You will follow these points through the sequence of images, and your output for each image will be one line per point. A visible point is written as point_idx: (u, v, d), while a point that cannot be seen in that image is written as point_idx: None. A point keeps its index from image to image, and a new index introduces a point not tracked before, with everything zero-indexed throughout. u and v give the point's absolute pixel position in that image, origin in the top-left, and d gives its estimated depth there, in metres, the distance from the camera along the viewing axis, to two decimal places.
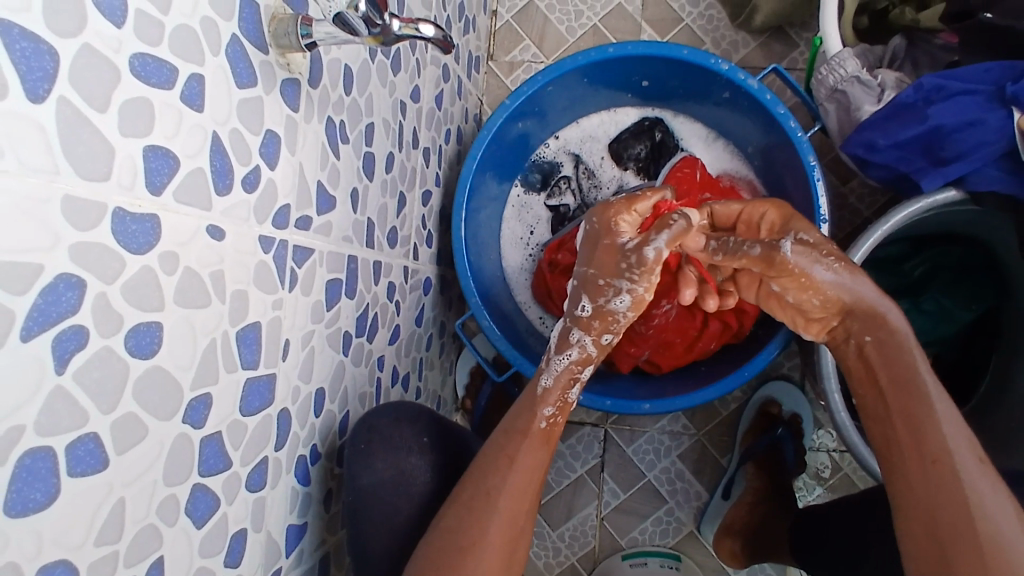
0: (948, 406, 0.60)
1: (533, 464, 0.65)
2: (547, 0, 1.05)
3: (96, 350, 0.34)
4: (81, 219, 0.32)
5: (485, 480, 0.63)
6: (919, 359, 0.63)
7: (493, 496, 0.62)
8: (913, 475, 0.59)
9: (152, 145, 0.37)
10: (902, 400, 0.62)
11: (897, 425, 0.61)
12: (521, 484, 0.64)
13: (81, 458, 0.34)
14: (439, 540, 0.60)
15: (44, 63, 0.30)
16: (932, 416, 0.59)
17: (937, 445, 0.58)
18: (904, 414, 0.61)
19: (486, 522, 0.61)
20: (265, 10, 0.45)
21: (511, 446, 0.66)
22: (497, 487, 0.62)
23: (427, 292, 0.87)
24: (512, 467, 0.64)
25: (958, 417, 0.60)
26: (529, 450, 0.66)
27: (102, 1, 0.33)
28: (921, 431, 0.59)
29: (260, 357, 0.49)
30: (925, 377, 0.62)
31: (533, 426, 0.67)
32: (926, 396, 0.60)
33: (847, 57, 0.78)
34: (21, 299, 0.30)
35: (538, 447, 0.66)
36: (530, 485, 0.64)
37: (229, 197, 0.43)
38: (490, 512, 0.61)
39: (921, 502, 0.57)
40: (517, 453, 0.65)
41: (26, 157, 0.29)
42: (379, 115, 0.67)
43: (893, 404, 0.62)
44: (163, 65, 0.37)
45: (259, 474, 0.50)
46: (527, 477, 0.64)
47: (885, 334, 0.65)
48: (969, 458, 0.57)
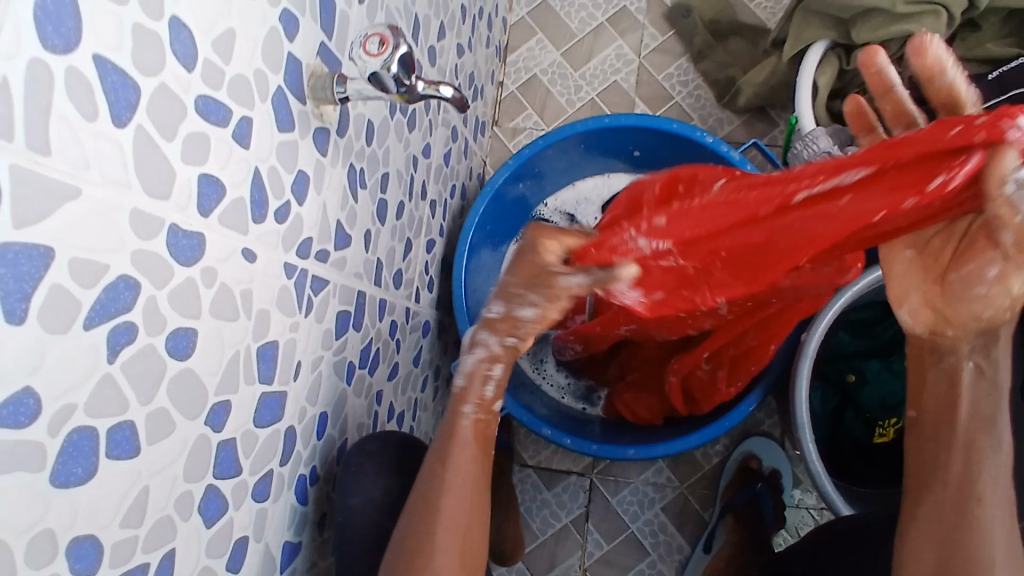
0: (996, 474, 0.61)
1: (467, 466, 0.65)
2: (550, 76, 1.14)
3: (142, 346, 0.38)
4: (143, 230, 0.38)
5: (425, 489, 0.64)
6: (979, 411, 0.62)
7: (434, 500, 0.63)
8: (946, 506, 0.61)
9: (206, 174, 0.42)
10: (970, 442, 0.62)
11: (953, 456, 0.62)
12: (460, 487, 0.64)
13: (118, 442, 0.38)
14: (401, 548, 0.62)
15: (129, 95, 0.36)
16: (992, 472, 0.61)
17: (983, 497, 0.60)
18: (963, 450, 0.62)
19: (434, 528, 0.62)
20: (306, 68, 0.52)
21: (443, 450, 0.66)
22: (436, 490, 0.64)
23: (425, 334, 0.92)
24: (445, 471, 0.64)
25: (1008, 476, 0.62)
26: (461, 457, 0.66)
27: (179, 49, 0.39)
28: (974, 473, 0.61)
29: (275, 374, 0.53)
30: (1006, 438, 0.62)
31: (459, 430, 0.67)
32: (996, 456, 0.62)
33: (820, 135, 0.86)
34: (87, 292, 0.34)
35: (469, 450, 0.66)
36: (467, 484, 0.65)
37: (263, 225, 0.49)
38: (434, 512, 0.63)
39: (944, 530, 0.61)
40: (450, 455, 0.65)
41: (107, 172, 0.35)
42: (394, 165, 0.74)
43: (926, 457, 0.64)
44: (221, 106, 0.43)
45: (264, 486, 0.53)
46: (466, 483, 0.64)
47: (977, 370, 0.62)
48: (1000, 515, 0.60)
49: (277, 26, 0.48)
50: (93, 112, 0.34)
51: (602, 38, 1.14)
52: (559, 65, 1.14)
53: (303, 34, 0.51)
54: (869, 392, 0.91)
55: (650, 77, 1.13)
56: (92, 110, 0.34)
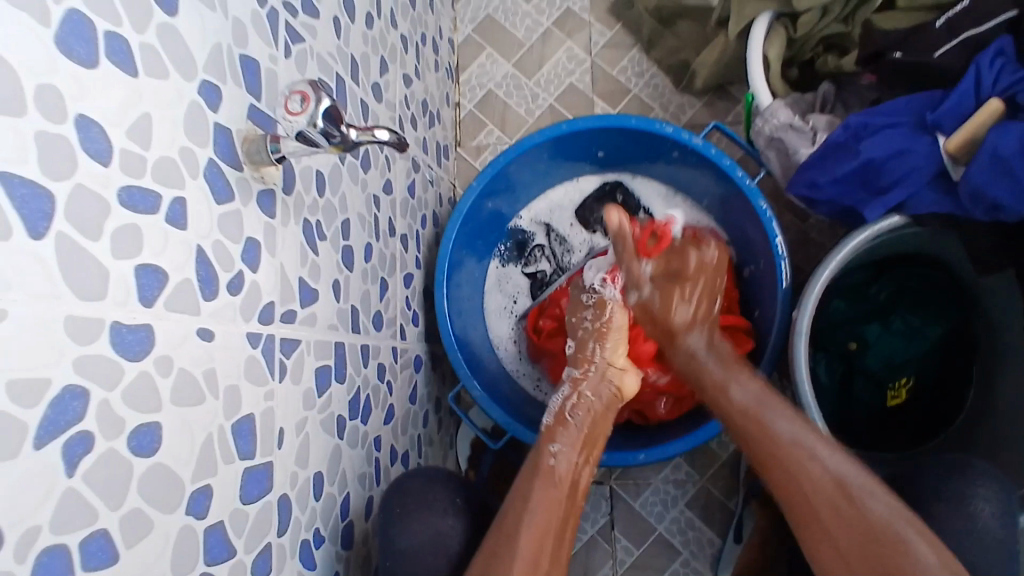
0: (850, 475, 0.67)
1: (550, 501, 0.69)
2: (505, 88, 1.13)
3: (101, 452, 0.38)
4: (83, 334, 0.37)
5: (506, 523, 0.66)
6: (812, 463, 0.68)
7: (510, 537, 0.64)
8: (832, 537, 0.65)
9: (143, 264, 0.41)
10: (791, 486, 0.68)
11: (825, 520, 0.65)
12: (543, 520, 0.67)
13: (92, 554, 0.37)
14: None
15: (43, 205, 0.35)
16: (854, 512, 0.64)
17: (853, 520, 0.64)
18: (820, 516, 0.66)
19: (511, 561, 0.63)
20: (237, 134, 0.51)
21: (528, 485, 0.70)
22: (514, 526, 0.66)
23: (418, 369, 0.91)
24: (528, 503, 0.68)
25: (890, 506, 0.64)
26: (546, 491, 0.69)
27: (91, 147, 0.38)
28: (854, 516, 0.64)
29: (256, 447, 0.52)
30: (830, 475, 0.67)
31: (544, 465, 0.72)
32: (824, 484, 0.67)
33: (778, 108, 0.85)
34: (32, 411, 0.34)
35: (550, 487, 0.70)
36: (552, 519, 0.67)
37: (216, 301, 0.48)
38: (515, 543, 0.64)
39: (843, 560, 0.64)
40: (534, 491, 0.69)
41: (33, 287, 0.34)
42: (354, 210, 0.73)
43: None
44: (148, 193, 0.42)
45: (264, 561, 0.52)
46: (548, 520, 0.67)
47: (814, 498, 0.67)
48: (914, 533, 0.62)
49: (198, 99, 0.47)
50: (7, 229, 0.33)
51: (551, 42, 1.13)
52: (512, 76, 1.13)
53: (228, 102, 0.50)
54: (874, 357, 0.89)
55: (605, 73, 1.12)
56: (4, 227, 0.33)
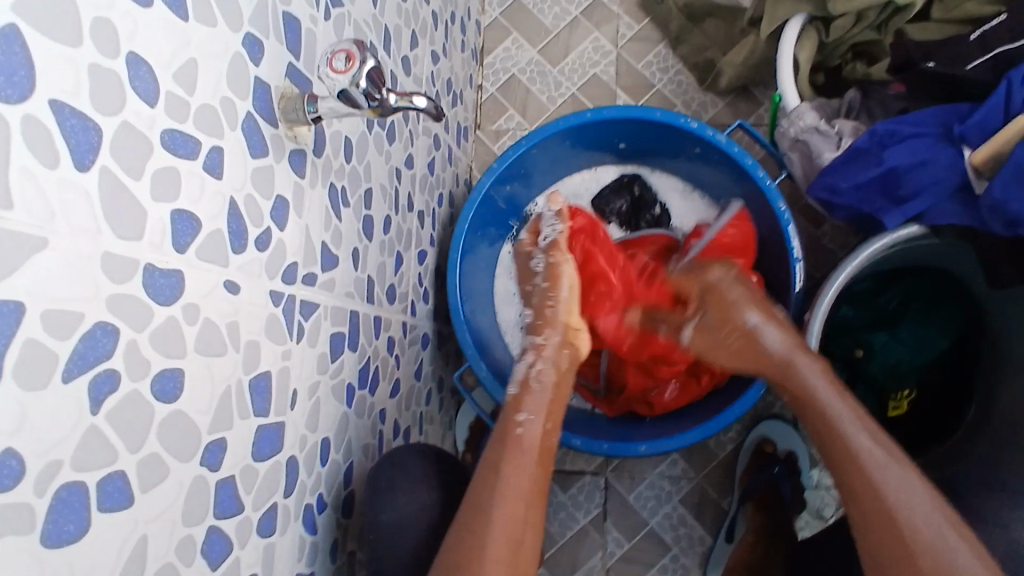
0: (898, 489, 0.60)
1: (517, 470, 0.64)
2: (528, 74, 1.13)
3: (126, 393, 0.37)
4: (118, 273, 0.36)
5: (481, 496, 0.62)
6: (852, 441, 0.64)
7: (487, 508, 0.60)
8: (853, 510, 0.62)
9: (179, 209, 0.41)
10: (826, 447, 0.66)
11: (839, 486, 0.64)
12: (517, 489, 0.63)
13: (111, 494, 0.37)
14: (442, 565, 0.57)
15: (91, 138, 0.34)
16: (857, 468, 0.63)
17: (867, 489, 0.61)
18: (841, 474, 0.64)
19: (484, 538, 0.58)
20: (275, 90, 0.51)
21: (499, 455, 0.66)
22: (489, 500, 0.61)
23: (425, 346, 0.91)
24: (500, 473, 0.63)
25: (904, 479, 0.61)
26: (523, 458, 0.65)
27: (139, 86, 0.38)
28: (858, 493, 0.62)
29: (271, 405, 0.52)
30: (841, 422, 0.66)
31: (510, 433, 0.68)
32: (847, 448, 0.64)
33: (805, 110, 0.85)
34: (65, 344, 0.33)
35: (523, 457, 0.66)
36: (521, 487, 0.63)
37: (244, 254, 0.48)
38: (487, 520, 0.59)
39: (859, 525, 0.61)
40: (503, 461, 0.65)
41: (73, 218, 0.34)
42: (377, 180, 0.73)
43: (882, 551, 0.59)
44: (189, 139, 0.42)
45: (270, 520, 0.52)
46: (515, 489, 0.62)
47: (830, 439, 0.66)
48: (922, 500, 0.59)
49: (241, 51, 0.46)
50: (54, 159, 0.32)
51: (578, 31, 1.13)
52: (537, 63, 1.13)
53: (269, 56, 0.50)
54: (877, 365, 0.91)
55: (629, 66, 1.12)
56: (53, 157, 0.32)
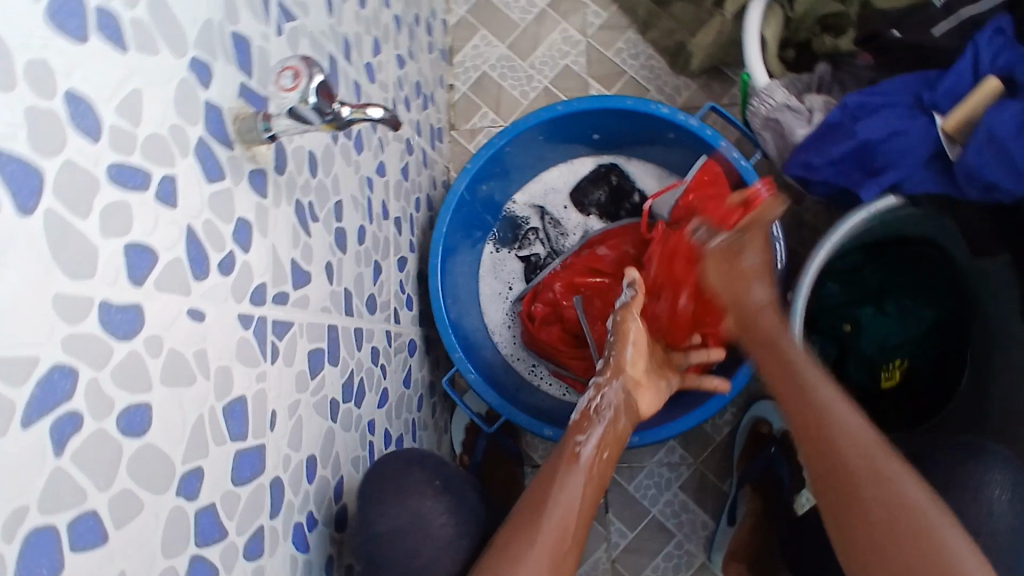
0: (915, 488, 0.60)
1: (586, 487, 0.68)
2: (499, 70, 1.12)
3: (91, 432, 0.37)
4: (72, 313, 0.36)
5: (528, 513, 0.65)
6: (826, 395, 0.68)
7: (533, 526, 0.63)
8: (831, 501, 0.63)
9: (133, 242, 0.41)
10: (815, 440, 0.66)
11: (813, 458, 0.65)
12: (562, 516, 0.65)
13: (83, 534, 0.37)
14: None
15: (32, 181, 0.34)
16: (881, 479, 0.61)
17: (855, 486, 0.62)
18: (846, 510, 0.62)
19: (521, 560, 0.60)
20: (229, 112, 0.50)
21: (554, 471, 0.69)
22: (543, 507, 0.65)
23: (412, 353, 0.90)
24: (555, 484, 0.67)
25: (920, 489, 0.60)
26: (563, 499, 0.66)
27: (81, 123, 0.37)
28: (883, 487, 0.61)
29: (249, 429, 0.51)
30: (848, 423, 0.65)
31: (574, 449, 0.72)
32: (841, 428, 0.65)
33: (775, 88, 0.84)
34: (22, 390, 0.33)
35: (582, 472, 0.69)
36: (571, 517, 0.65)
37: (207, 281, 0.47)
38: (533, 536, 0.62)
39: (862, 501, 0.61)
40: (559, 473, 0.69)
41: (21, 263, 0.33)
42: (347, 191, 0.72)
43: (875, 518, 0.60)
44: (137, 170, 0.41)
45: (257, 542, 0.52)
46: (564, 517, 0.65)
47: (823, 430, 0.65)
48: (916, 487, 0.60)
49: (189, 77, 0.46)
50: None
51: (545, 23, 1.12)
52: (506, 58, 1.12)
53: (219, 79, 0.49)
54: (867, 341, 0.90)
55: (600, 54, 1.11)
56: None
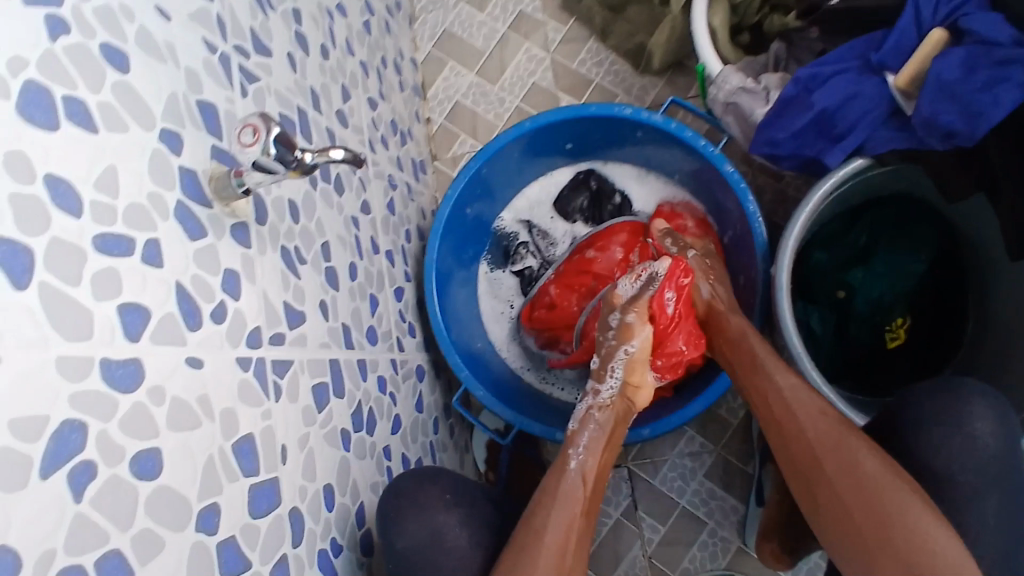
0: (925, 508, 0.67)
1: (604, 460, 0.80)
2: (471, 97, 1.16)
3: (106, 478, 0.41)
4: (74, 373, 0.40)
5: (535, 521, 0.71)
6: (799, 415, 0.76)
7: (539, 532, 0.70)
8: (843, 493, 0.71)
9: (125, 303, 0.45)
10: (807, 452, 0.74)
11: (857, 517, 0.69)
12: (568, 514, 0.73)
13: (109, 572, 0.40)
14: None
15: (22, 259, 0.38)
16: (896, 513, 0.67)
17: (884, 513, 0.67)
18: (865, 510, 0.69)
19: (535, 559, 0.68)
20: (202, 174, 0.54)
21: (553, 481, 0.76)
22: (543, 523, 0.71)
23: (421, 378, 0.93)
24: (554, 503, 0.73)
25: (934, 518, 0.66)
26: (569, 498, 0.74)
27: (62, 202, 0.41)
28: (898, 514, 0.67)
29: (260, 464, 0.55)
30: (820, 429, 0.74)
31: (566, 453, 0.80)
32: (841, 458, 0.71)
33: (730, 73, 0.87)
34: (37, 445, 0.37)
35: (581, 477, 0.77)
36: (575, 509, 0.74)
37: (201, 330, 0.51)
38: (541, 543, 0.69)
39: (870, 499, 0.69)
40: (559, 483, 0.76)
41: (20, 334, 0.37)
42: (333, 233, 0.76)
43: (892, 507, 0.67)
44: (121, 238, 0.45)
45: (282, 571, 0.55)
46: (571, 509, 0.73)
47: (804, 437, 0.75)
48: (923, 511, 0.67)
49: (160, 146, 0.50)
50: None
51: (509, 46, 1.16)
52: (477, 85, 1.17)
53: (190, 145, 0.54)
54: (861, 300, 0.91)
55: (565, 67, 1.14)
56: None
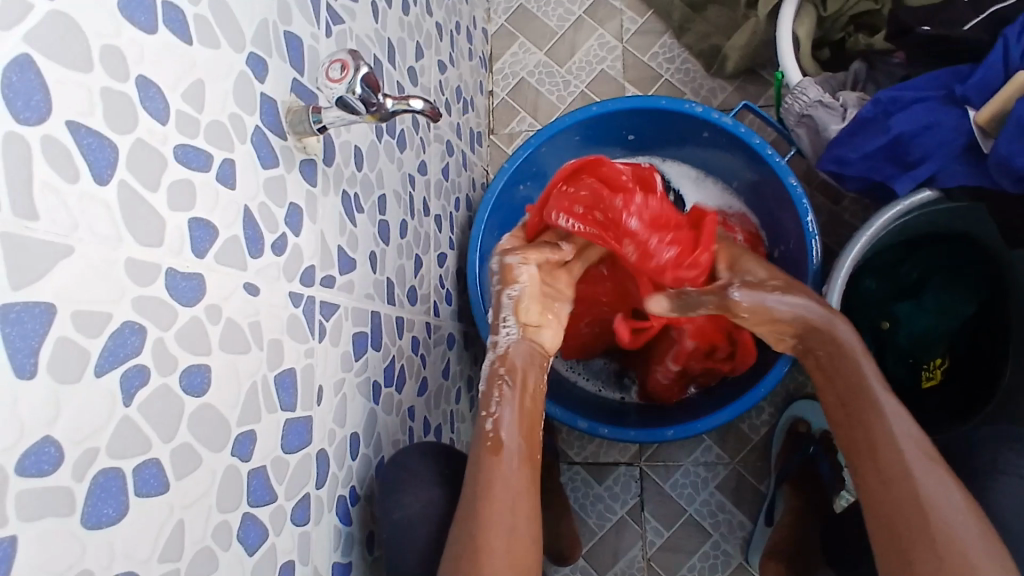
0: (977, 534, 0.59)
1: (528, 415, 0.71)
2: (537, 76, 1.15)
3: (157, 386, 0.41)
4: (141, 277, 0.40)
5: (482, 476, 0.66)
6: (893, 436, 0.65)
7: (487, 501, 0.64)
8: (868, 474, 0.65)
9: (196, 218, 0.44)
10: (856, 408, 0.67)
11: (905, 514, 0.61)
12: (513, 481, 0.66)
13: (146, 480, 0.40)
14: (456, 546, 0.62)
15: (107, 154, 0.38)
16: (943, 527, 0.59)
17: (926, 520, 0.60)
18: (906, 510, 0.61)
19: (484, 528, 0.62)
20: (282, 105, 0.54)
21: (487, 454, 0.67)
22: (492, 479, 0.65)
23: (451, 347, 0.93)
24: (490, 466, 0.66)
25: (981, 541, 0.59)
26: (502, 472, 0.66)
27: (149, 106, 0.41)
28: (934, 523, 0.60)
29: (297, 400, 0.55)
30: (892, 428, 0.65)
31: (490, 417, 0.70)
32: (895, 456, 0.64)
33: (809, 85, 0.85)
34: (95, 341, 0.36)
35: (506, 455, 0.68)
36: (516, 487, 0.66)
37: (261, 259, 0.51)
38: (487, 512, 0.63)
39: (908, 500, 0.61)
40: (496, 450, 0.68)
41: (97, 228, 0.37)
42: (390, 186, 0.76)
43: (933, 514, 0.60)
44: (200, 152, 0.45)
45: (303, 509, 0.55)
46: (507, 483, 0.65)
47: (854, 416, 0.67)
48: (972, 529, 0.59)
49: (246, 70, 0.50)
50: (76, 174, 0.36)
51: (582, 30, 1.15)
52: (544, 64, 1.15)
53: (274, 74, 0.53)
54: (904, 336, 0.89)
55: (635, 59, 1.13)
56: (73, 172, 0.36)
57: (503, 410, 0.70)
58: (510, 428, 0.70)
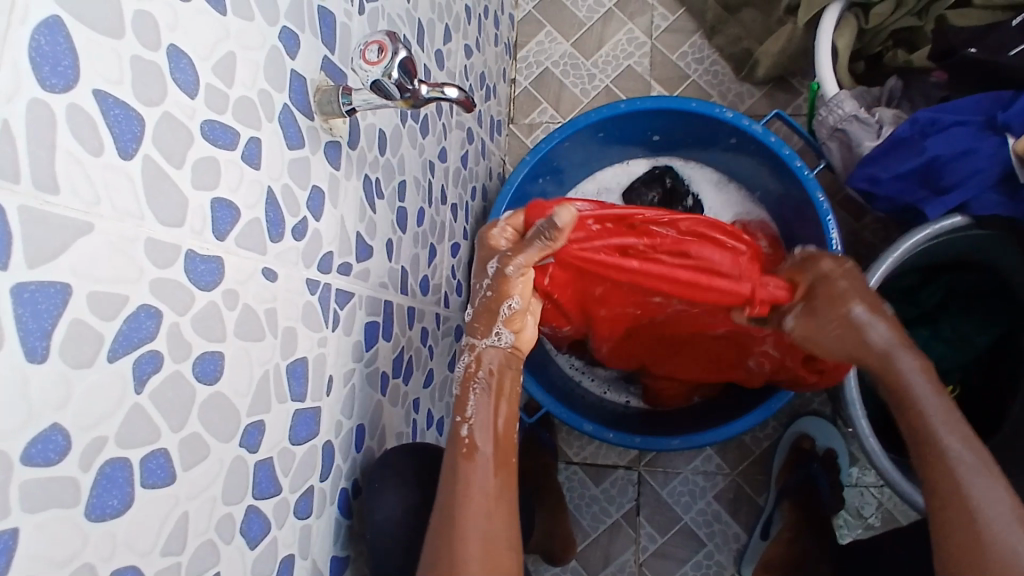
0: None
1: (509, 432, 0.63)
2: (561, 67, 1.13)
3: (169, 373, 0.39)
4: (160, 258, 0.38)
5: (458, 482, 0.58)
6: (967, 463, 0.56)
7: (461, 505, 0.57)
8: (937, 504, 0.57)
9: (218, 197, 0.42)
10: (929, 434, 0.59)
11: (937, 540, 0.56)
12: (492, 487, 0.59)
13: (153, 470, 0.38)
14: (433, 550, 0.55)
15: (133, 127, 0.36)
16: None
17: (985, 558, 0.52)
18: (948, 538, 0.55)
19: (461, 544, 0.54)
20: (311, 84, 0.52)
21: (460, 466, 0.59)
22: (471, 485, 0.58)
23: (458, 339, 0.92)
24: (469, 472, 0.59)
25: None
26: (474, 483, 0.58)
27: (179, 77, 0.39)
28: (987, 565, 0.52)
29: (307, 390, 0.53)
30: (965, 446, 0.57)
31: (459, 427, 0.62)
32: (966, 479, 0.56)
33: (845, 99, 0.84)
34: (110, 324, 0.35)
35: (484, 467, 0.60)
36: (489, 496, 0.58)
37: (281, 243, 0.49)
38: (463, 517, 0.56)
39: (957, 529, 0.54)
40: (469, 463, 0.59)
41: (118, 204, 0.35)
42: (410, 172, 0.74)
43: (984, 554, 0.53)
44: (228, 129, 0.43)
45: (306, 502, 0.54)
46: (483, 498, 0.58)
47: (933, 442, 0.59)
48: None
49: (277, 44, 0.48)
50: (99, 146, 0.34)
51: (612, 23, 1.12)
52: (570, 56, 1.13)
53: (305, 50, 0.51)
54: None
55: (664, 57, 1.11)
56: (98, 144, 0.34)
57: (479, 413, 0.63)
58: (487, 431, 0.62)
